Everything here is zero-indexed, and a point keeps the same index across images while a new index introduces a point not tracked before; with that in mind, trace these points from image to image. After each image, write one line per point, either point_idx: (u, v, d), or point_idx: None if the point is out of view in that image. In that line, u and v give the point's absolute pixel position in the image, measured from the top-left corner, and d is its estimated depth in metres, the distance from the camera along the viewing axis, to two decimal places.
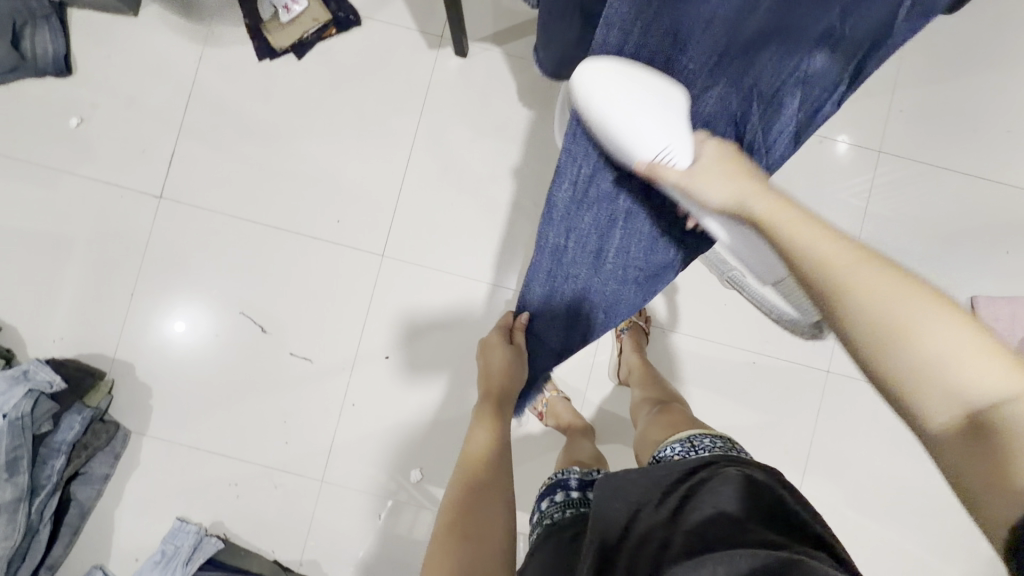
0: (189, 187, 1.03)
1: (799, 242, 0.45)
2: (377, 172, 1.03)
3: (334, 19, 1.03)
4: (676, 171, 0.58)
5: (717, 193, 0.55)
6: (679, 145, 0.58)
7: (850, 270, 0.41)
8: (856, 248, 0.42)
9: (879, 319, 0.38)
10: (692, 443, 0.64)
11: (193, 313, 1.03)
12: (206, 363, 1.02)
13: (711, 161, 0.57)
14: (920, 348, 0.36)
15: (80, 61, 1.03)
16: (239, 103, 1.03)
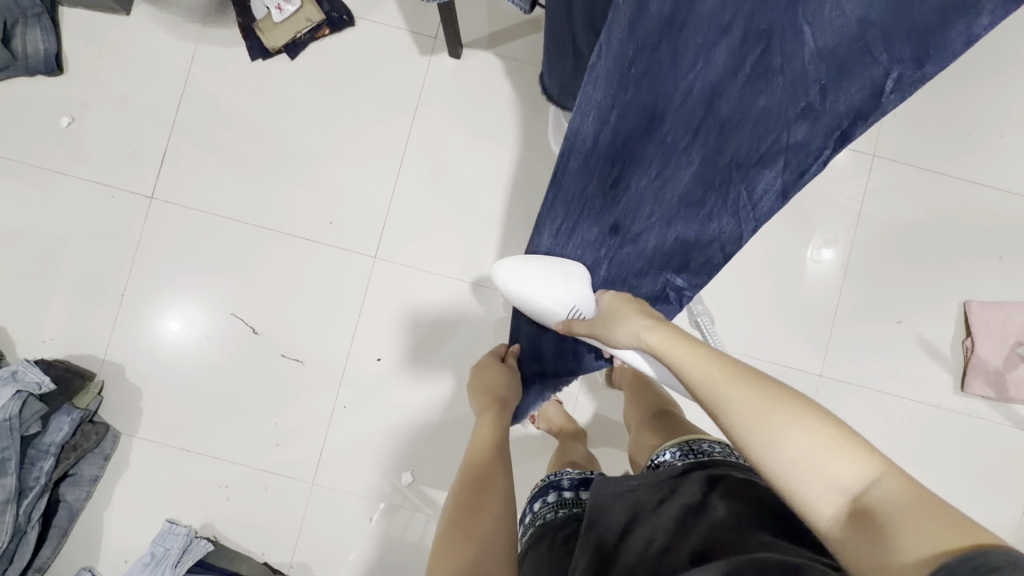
0: (180, 187, 1.02)
1: (685, 368, 0.49)
2: (370, 173, 1.03)
3: (327, 19, 1.02)
4: (584, 325, 0.66)
5: (621, 338, 0.59)
6: (583, 301, 0.68)
7: (724, 387, 0.45)
8: (733, 372, 0.46)
9: (766, 452, 0.40)
10: (691, 448, 0.63)
11: (184, 314, 1.02)
12: (196, 364, 1.02)
13: (609, 310, 0.63)
14: (787, 450, 0.39)
15: (72, 61, 1.02)
16: (232, 104, 1.02)
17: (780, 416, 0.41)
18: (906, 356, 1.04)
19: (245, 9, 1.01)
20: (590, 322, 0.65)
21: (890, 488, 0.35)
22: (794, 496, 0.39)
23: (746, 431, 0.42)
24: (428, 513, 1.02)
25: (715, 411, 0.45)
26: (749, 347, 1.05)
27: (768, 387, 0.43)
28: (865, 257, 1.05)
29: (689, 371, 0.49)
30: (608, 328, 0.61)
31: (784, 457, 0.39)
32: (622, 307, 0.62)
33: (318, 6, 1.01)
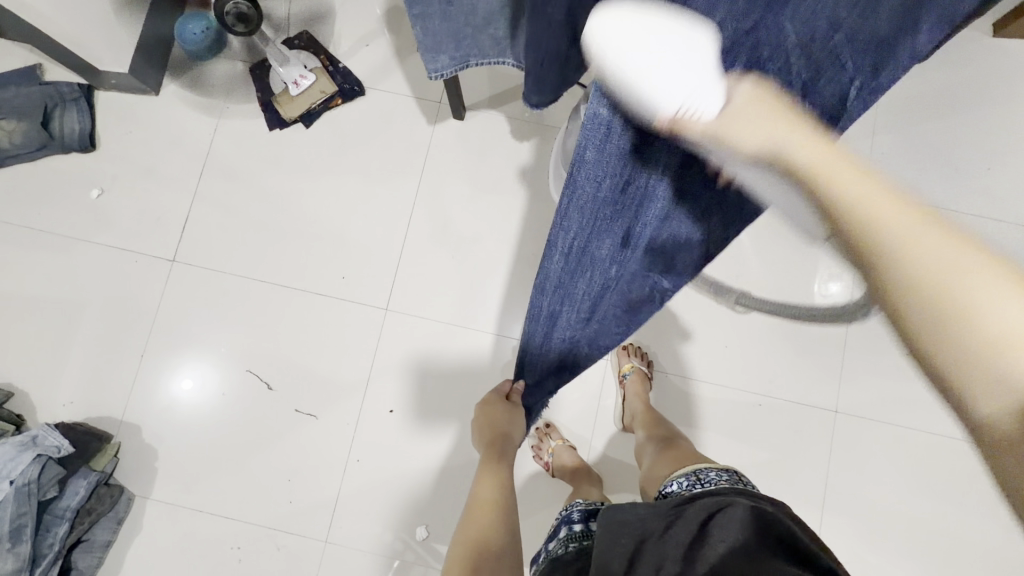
0: (200, 250, 1.07)
1: (853, 209, 0.31)
2: (380, 229, 1.07)
3: (339, 91, 1.10)
4: (701, 124, 0.39)
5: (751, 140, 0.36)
6: (705, 85, 0.38)
7: (875, 210, 0.31)
8: (908, 213, 0.30)
9: (915, 286, 0.29)
10: (697, 476, 0.64)
11: (201, 369, 1.05)
12: (211, 422, 1.03)
13: (747, 102, 0.37)
14: (979, 325, 0.27)
15: (104, 138, 1.10)
16: (250, 170, 1.09)
17: (989, 273, 0.27)
18: (921, 387, 1.03)
19: (264, 84, 1.09)
20: (719, 111, 0.38)
21: None
22: (957, 382, 0.28)
23: (937, 311, 0.28)
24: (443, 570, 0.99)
25: (873, 284, 0.31)
26: (761, 385, 1.04)
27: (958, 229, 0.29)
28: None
29: (863, 215, 0.31)
30: (736, 128, 0.37)
31: (985, 319, 0.27)
32: (761, 106, 0.38)
33: (331, 79, 1.10)
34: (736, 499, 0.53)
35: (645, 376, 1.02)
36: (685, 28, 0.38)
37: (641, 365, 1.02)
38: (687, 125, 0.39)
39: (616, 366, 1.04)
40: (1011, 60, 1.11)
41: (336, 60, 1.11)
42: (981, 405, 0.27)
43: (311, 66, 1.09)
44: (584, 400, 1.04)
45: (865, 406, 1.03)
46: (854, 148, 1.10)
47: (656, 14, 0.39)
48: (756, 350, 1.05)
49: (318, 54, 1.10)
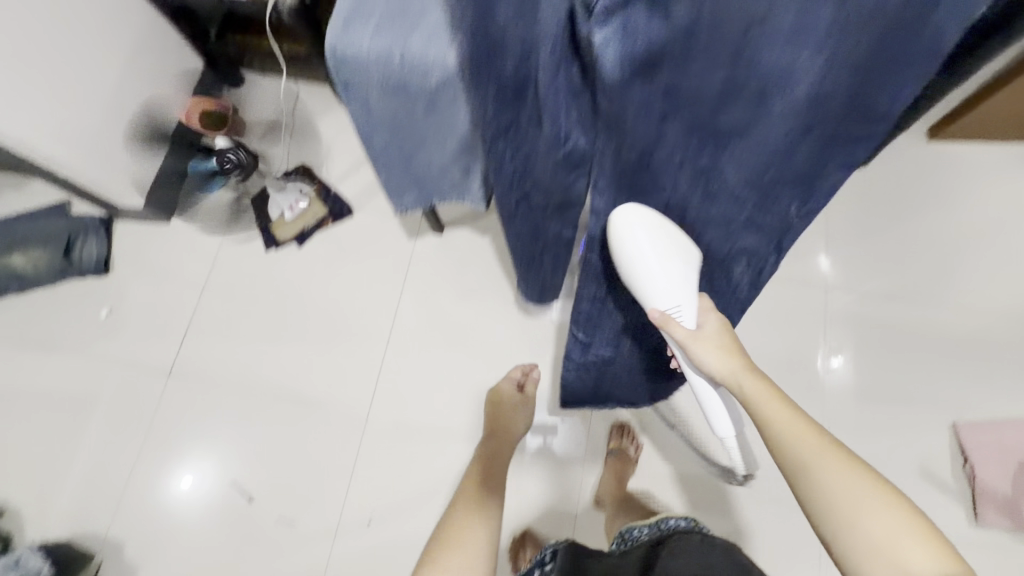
0: (195, 364, 1.14)
1: (777, 424, 0.55)
2: (364, 339, 1.14)
3: (330, 212, 1.21)
4: (682, 330, 0.64)
5: (711, 361, 0.63)
6: (686, 306, 0.65)
7: (805, 441, 0.53)
8: (827, 443, 0.53)
9: (829, 492, 0.51)
10: (660, 523, 0.80)
11: (195, 475, 1.07)
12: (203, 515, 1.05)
13: (711, 333, 0.65)
14: (864, 523, 0.48)
15: (117, 263, 1.21)
16: (247, 288, 1.18)
17: (875, 510, 0.48)
18: (908, 485, 1.00)
19: (263, 209, 1.21)
20: (693, 331, 0.65)
21: (951, 574, 0.45)
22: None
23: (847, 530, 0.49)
24: None
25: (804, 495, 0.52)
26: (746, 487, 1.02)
27: (847, 461, 0.52)
28: (839, 386, 1.07)
29: (781, 432, 0.55)
30: (701, 351, 0.63)
31: (873, 539, 0.48)
32: (725, 349, 0.63)
33: (323, 203, 1.22)
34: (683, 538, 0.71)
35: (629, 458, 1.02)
36: (667, 236, 0.60)
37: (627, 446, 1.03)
38: (673, 328, 0.64)
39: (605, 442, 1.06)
40: (949, 164, 1.20)
41: (329, 185, 1.23)
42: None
43: (306, 192, 1.22)
44: (562, 506, 1.03)
45: None
46: (812, 247, 1.16)
47: (664, 229, 0.60)
48: None
49: (313, 181, 1.22)
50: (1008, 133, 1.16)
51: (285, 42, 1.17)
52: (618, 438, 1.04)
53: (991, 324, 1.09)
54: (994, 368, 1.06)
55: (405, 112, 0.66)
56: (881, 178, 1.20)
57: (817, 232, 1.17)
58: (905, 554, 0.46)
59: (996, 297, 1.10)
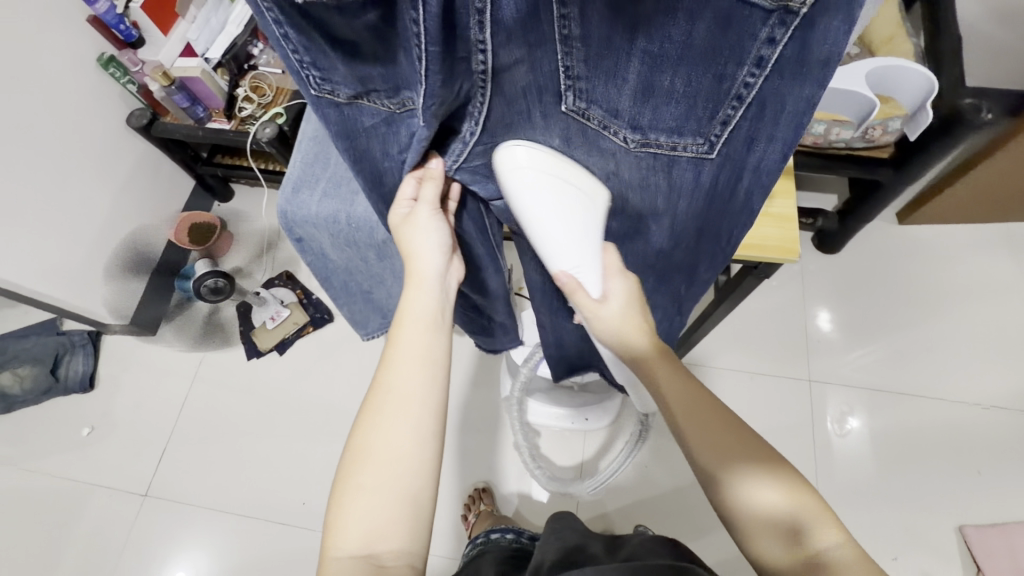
0: (172, 481, 1.12)
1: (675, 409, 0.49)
2: (342, 449, 1.12)
3: (310, 319, 1.23)
4: (589, 299, 0.51)
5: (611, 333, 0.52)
6: (588, 266, 0.50)
7: (702, 427, 0.47)
8: (725, 423, 0.47)
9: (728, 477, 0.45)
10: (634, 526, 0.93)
11: (195, 567, 1.05)
12: None
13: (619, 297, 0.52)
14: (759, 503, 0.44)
15: (102, 378, 1.23)
16: (226, 399, 1.18)
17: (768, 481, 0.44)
18: None
19: (247, 319, 1.24)
20: (599, 300, 0.52)
21: (844, 553, 0.42)
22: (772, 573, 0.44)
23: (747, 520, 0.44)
24: None
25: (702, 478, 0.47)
26: None
27: (738, 434, 0.46)
28: (860, 452, 1.04)
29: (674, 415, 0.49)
30: (600, 321, 0.52)
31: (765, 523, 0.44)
32: (630, 308, 0.52)
33: (303, 310, 1.24)
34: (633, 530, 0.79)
35: None
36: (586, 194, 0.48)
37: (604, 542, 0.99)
38: (577, 293, 0.51)
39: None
40: (922, 246, 1.20)
41: (311, 292, 1.26)
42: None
43: (287, 301, 1.24)
44: None
45: None
46: (791, 336, 1.15)
47: (560, 167, 0.47)
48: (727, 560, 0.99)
49: (295, 288, 1.26)
50: (975, 215, 1.18)
51: (263, 163, 1.23)
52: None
53: (984, 413, 1.05)
54: (994, 461, 1.01)
55: (360, 259, 0.68)
56: (856, 263, 1.20)
57: (797, 320, 1.16)
58: (798, 534, 0.43)
59: (984, 384, 1.08)
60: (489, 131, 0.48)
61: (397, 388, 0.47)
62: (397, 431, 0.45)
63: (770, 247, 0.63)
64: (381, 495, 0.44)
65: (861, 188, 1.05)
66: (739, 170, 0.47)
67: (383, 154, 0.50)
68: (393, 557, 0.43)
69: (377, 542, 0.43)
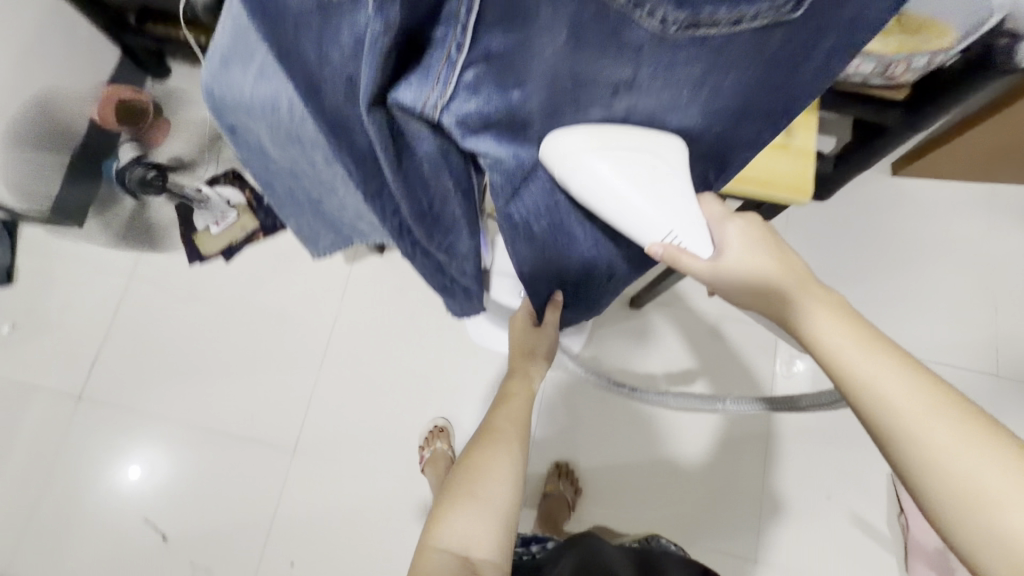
0: (107, 387, 1.05)
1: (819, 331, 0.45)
2: (293, 365, 1.06)
3: (261, 225, 1.12)
4: (698, 261, 0.48)
5: (742, 291, 0.49)
6: (691, 228, 0.48)
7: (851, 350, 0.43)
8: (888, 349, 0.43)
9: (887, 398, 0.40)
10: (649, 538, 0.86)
11: (150, 456, 1.02)
12: (147, 506, 1.00)
13: (744, 249, 0.49)
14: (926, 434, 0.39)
15: (21, 272, 1.10)
16: (167, 305, 1.09)
17: (909, 394, 0.40)
18: (840, 534, 1.00)
19: (187, 221, 1.11)
20: (712, 260, 0.48)
21: None
22: (914, 480, 0.39)
23: (893, 424, 0.40)
24: None
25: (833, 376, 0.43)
26: (682, 532, 1.01)
27: (886, 352, 0.42)
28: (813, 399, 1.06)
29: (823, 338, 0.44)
30: (727, 270, 0.48)
31: (910, 431, 0.39)
32: (753, 251, 0.49)
33: (253, 215, 1.13)
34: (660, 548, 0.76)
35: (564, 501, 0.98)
36: None
37: (565, 492, 0.98)
38: (681, 262, 0.48)
39: (543, 482, 1.02)
40: (909, 201, 1.17)
41: (261, 195, 1.14)
42: (924, 495, 0.39)
43: (234, 203, 1.12)
44: None
45: (788, 558, 0.99)
46: None
47: None
48: (673, 490, 1.02)
49: (243, 189, 1.13)
50: (970, 173, 1.14)
51: (202, 37, 1.05)
52: (555, 480, 1.00)
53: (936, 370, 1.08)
54: None
55: (306, 162, 0.57)
56: (844, 211, 1.16)
57: None
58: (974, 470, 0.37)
59: (941, 342, 1.10)
60: (480, 37, 0.35)
61: (499, 432, 0.60)
62: (502, 465, 0.57)
63: (782, 185, 0.62)
64: (486, 511, 0.54)
65: (865, 131, 0.98)
66: (815, 26, 0.39)
67: (319, 56, 0.39)
68: (484, 564, 0.52)
69: (473, 547, 0.52)
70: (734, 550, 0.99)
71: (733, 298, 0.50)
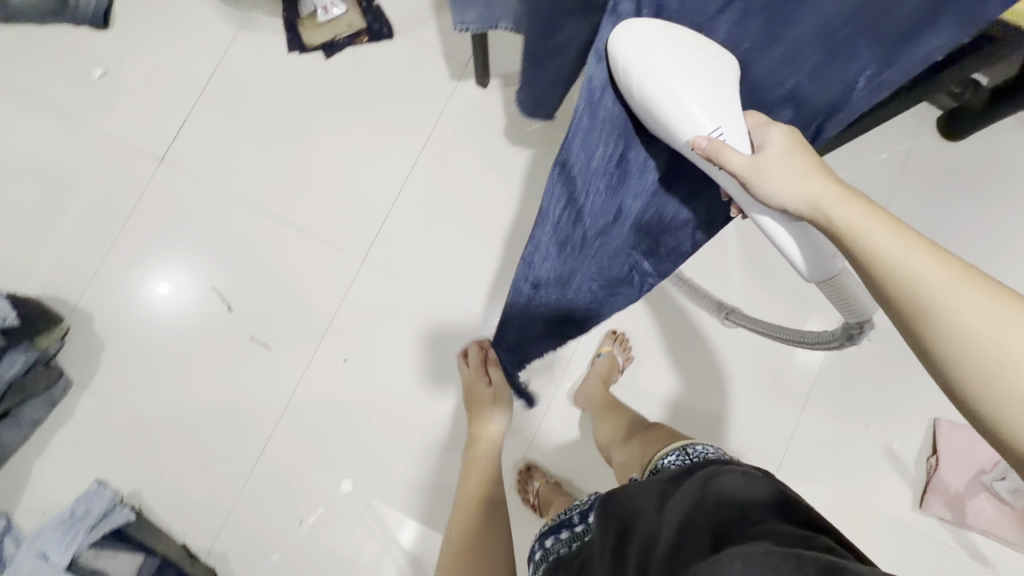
0: (191, 155, 1.04)
1: (843, 220, 0.42)
2: (376, 179, 1.05)
3: (368, 28, 1.06)
4: (739, 156, 0.47)
5: (785, 193, 0.46)
6: (734, 127, 0.48)
7: (872, 233, 0.40)
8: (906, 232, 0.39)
9: (902, 283, 0.37)
10: (686, 451, 0.70)
11: (176, 275, 1.02)
12: (180, 320, 1.01)
13: (781, 152, 0.47)
14: (944, 310, 0.35)
15: (118, 19, 1.06)
16: (260, 89, 1.06)
17: (974, 302, 0.34)
18: (869, 461, 1.02)
19: (293, 4, 1.06)
20: (753, 156, 0.47)
21: None
22: (987, 400, 0.33)
23: (947, 333, 0.35)
24: (375, 533, 0.99)
25: (880, 278, 0.39)
26: (718, 422, 1.04)
27: (907, 234, 0.39)
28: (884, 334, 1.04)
29: (859, 233, 0.41)
30: (773, 174, 0.46)
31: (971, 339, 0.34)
32: (797, 157, 0.47)
33: (361, 14, 1.06)
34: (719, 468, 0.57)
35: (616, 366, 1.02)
36: None
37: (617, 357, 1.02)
38: (722, 158, 0.47)
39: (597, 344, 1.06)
40: None
41: None
42: (999, 414, 0.32)
43: None
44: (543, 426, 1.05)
45: (810, 469, 1.03)
46: None
47: None
48: (714, 384, 1.05)
49: None
50: None
51: None
52: (610, 344, 1.04)
53: None
54: None
55: None
56: (972, 160, 1.08)
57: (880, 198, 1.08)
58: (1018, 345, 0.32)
59: None
60: None
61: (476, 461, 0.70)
62: None
63: None
64: None
65: None
66: None
67: None
68: None
69: None
70: (762, 450, 1.03)
71: (775, 198, 0.47)
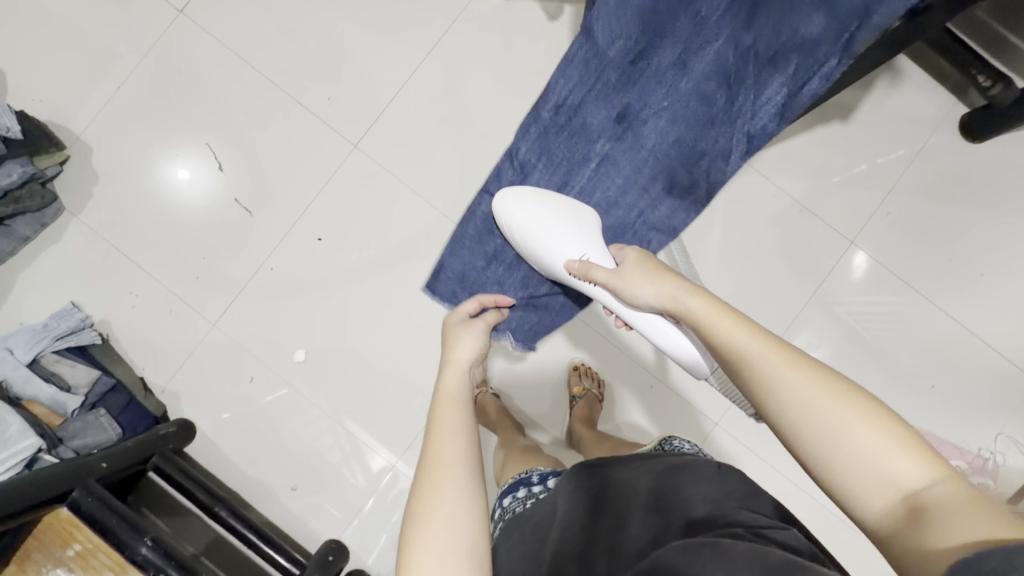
0: (208, 11, 1.06)
1: (715, 336, 0.50)
2: (383, 69, 1.06)
3: None
4: (606, 272, 0.62)
5: (649, 294, 0.58)
6: (596, 253, 0.67)
7: (736, 345, 0.48)
8: (772, 346, 0.46)
9: (790, 404, 0.43)
10: (664, 446, 0.71)
11: (180, 156, 1.05)
12: (176, 203, 1.04)
13: (636, 265, 0.61)
14: (831, 436, 0.40)
15: None
16: None
17: (789, 369, 0.44)
18: None
19: None
20: (617, 269, 0.62)
21: (946, 488, 0.36)
22: (846, 492, 0.39)
23: (827, 456, 0.40)
24: (317, 404, 1.04)
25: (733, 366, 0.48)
26: (664, 371, 1.05)
27: (786, 357, 0.45)
28: (847, 319, 1.05)
29: (729, 349, 0.48)
30: (629, 284, 0.60)
31: (787, 404, 0.43)
32: (653, 270, 0.60)
33: None
34: (699, 463, 0.57)
35: (595, 400, 1.01)
36: None
37: (593, 388, 1.02)
38: (592, 275, 0.64)
39: (568, 387, 1.04)
40: None
41: None
42: (837, 485, 0.40)
43: None
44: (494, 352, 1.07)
45: (746, 435, 1.04)
46: (862, 197, 1.06)
47: None
48: None
49: None
50: None
51: None
52: (579, 381, 1.03)
53: (981, 349, 1.03)
54: (952, 384, 1.03)
55: None
56: (988, 167, 1.04)
57: (880, 185, 1.06)
58: (873, 449, 0.39)
59: (1008, 330, 1.03)
60: None
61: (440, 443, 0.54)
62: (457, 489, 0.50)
63: None
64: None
65: None
66: None
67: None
68: None
69: None
70: (702, 407, 1.05)
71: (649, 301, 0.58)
